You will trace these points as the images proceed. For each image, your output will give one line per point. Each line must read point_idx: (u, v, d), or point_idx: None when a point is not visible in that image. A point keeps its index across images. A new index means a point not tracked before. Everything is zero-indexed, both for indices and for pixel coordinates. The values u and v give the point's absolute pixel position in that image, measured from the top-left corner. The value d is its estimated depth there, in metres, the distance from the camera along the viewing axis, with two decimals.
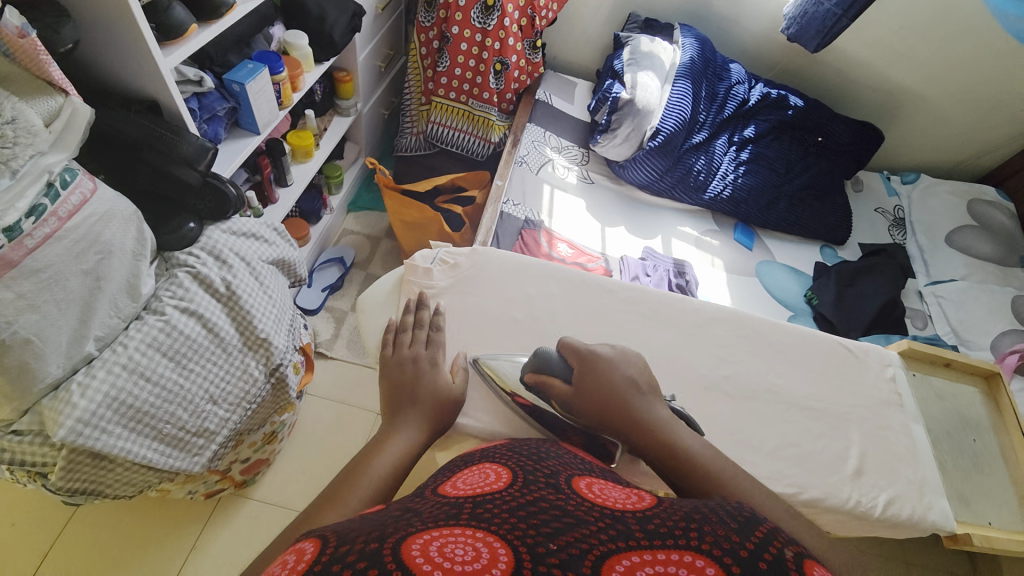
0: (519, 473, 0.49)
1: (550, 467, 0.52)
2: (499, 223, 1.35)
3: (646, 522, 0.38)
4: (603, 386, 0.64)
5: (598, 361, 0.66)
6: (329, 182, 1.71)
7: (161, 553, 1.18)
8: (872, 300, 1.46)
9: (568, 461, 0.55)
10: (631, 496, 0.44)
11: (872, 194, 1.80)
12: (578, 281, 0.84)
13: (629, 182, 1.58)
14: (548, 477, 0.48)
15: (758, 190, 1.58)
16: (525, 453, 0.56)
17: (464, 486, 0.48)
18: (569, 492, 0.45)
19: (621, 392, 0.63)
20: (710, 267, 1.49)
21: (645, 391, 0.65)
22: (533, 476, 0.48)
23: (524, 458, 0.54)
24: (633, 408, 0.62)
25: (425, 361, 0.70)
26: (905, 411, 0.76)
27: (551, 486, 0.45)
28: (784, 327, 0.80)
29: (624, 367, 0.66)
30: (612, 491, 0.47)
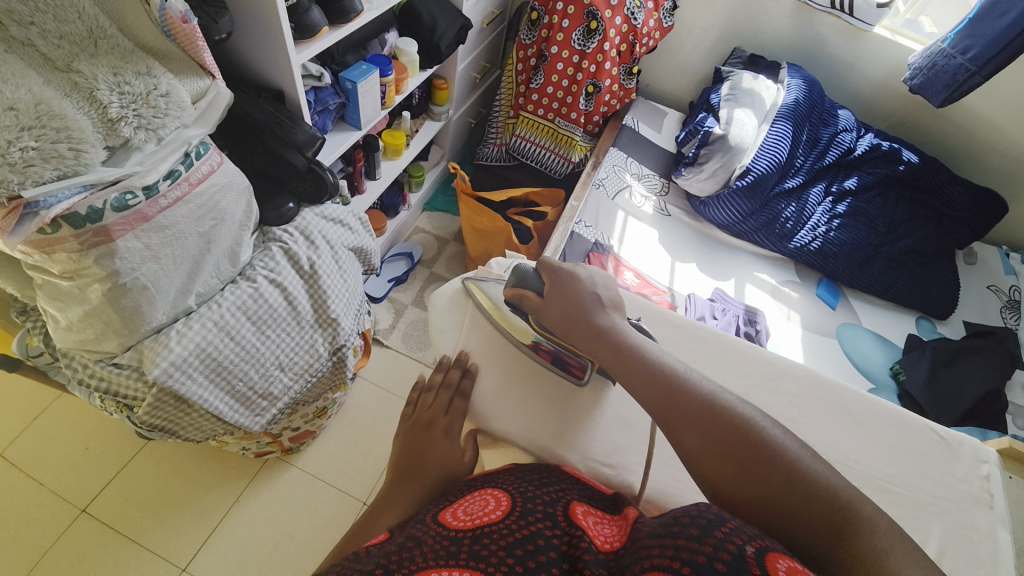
0: (519, 500, 0.58)
1: (549, 493, 0.61)
2: (568, 242, 1.35)
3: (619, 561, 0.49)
4: (570, 297, 0.76)
5: (566, 276, 0.79)
6: (412, 180, 1.80)
7: (208, 500, 1.28)
8: (970, 388, 1.30)
9: (569, 486, 0.64)
10: (613, 536, 0.55)
11: (986, 269, 1.61)
12: (647, 312, 0.81)
13: (707, 219, 1.53)
14: (546, 505, 0.57)
15: (851, 246, 1.47)
16: (529, 478, 0.65)
17: (466, 514, 0.57)
18: (561, 522, 0.54)
19: (584, 303, 0.75)
20: (785, 321, 1.39)
21: (605, 304, 0.76)
22: (530, 505, 0.57)
23: (526, 481, 0.63)
24: (593, 315, 0.74)
25: (440, 423, 0.75)
26: (996, 513, 0.67)
27: (546, 518, 0.54)
28: (869, 398, 0.73)
29: (592, 284, 0.77)
30: (604, 526, 0.57)
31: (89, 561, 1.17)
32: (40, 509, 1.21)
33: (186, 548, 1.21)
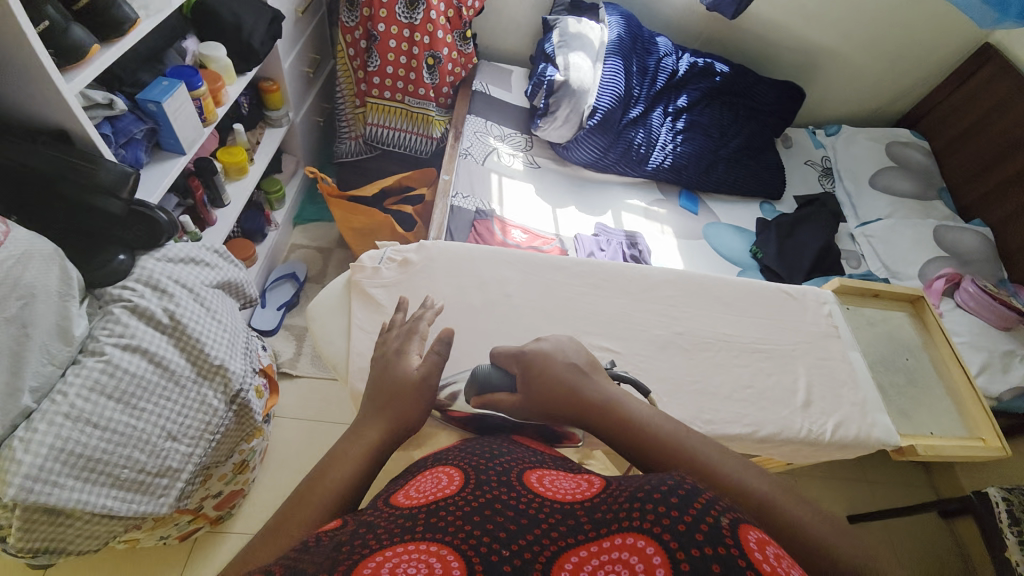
0: (473, 473, 0.50)
1: (505, 463, 0.52)
2: (451, 217, 1.34)
3: (591, 514, 0.42)
4: (549, 381, 0.59)
5: (534, 355, 0.62)
6: (269, 197, 1.65)
7: None
8: (810, 247, 1.56)
9: (520, 454, 0.56)
10: (580, 486, 0.48)
11: (801, 148, 1.91)
12: (529, 261, 0.78)
13: (574, 162, 1.60)
14: (501, 475, 0.49)
15: (697, 155, 1.65)
16: (477, 450, 0.56)
17: (420, 493, 0.48)
18: (518, 489, 0.47)
19: (566, 381, 0.58)
20: (661, 235, 1.54)
21: (588, 373, 0.60)
22: (485, 475, 0.49)
23: (475, 451, 0.55)
24: (582, 395, 0.57)
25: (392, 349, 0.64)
26: (843, 340, 0.77)
27: (504, 487, 0.47)
28: (727, 280, 0.80)
29: (564, 356, 0.61)
30: (564, 482, 0.50)
31: None
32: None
33: None
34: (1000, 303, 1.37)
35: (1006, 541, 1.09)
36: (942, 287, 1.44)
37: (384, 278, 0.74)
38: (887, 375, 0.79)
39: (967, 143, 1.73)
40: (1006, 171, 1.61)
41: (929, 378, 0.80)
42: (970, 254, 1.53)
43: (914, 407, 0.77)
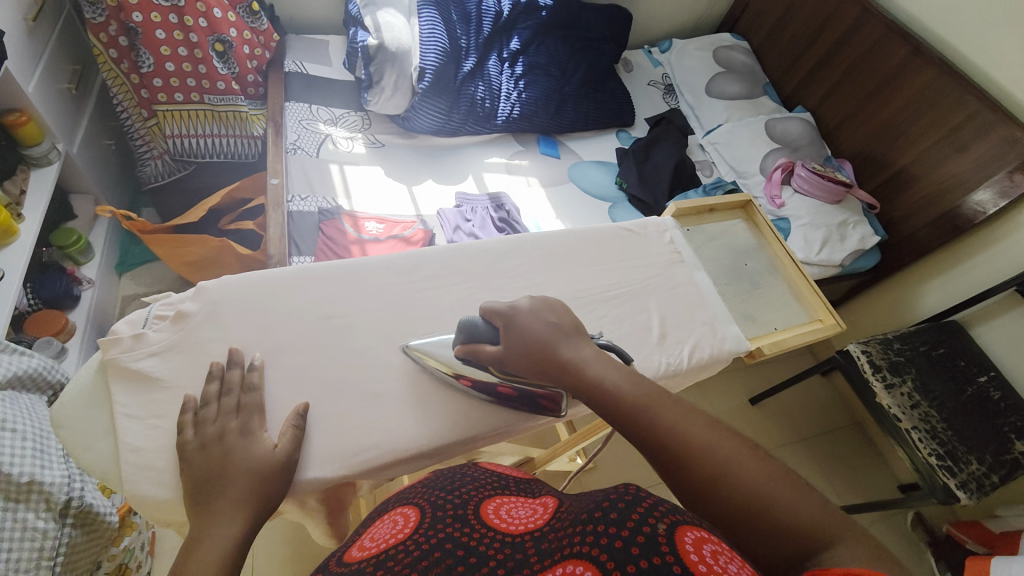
0: (427, 514, 0.55)
1: (463, 494, 0.59)
2: (291, 225, 1.18)
3: (536, 547, 0.47)
4: (525, 337, 0.56)
5: (523, 316, 0.58)
6: (68, 251, 1.33)
7: None
8: (666, 166, 1.62)
9: (487, 482, 0.64)
10: (531, 515, 0.55)
11: (642, 71, 1.97)
12: (346, 272, 0.66)
13: (419, 132, 1.48)
14: (455, 508, 0.56)
15: (543, 98, 1.61)
16: (435, 487, 0.61)
17: (376, 541, 0.52)
18: (475, 524, 0.53)
19: (545, 339, 0.56)
20: (527, 188, 1.51)
21: (568, 331, 0.57)
22: (439, 513, 0.54)
23: (438, 486, 0.61)
24: (559, 359, 0.55)
25: (233, 427, 0.51)
26: (687, 264, 0.79)
27: (460, 524, 0.53)
28: (568, 232, 0.77)
29: (543, 316, 0.58)
30: (519, 510, 0.57)
31: None
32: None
33: None
34: (827, 180, 1.51)
35: (875, 389, 1.27)
36: (780, 177, 1.57)
37: (153, 347, 0.55)
38: (732, 284, 0.81)
39: (779, 36, 1.86)
40: (814, 56, 1.75)
41: (767, 278, 0.84)
42: (797, 141, 1.68)
43: (758, 308, 0.80)
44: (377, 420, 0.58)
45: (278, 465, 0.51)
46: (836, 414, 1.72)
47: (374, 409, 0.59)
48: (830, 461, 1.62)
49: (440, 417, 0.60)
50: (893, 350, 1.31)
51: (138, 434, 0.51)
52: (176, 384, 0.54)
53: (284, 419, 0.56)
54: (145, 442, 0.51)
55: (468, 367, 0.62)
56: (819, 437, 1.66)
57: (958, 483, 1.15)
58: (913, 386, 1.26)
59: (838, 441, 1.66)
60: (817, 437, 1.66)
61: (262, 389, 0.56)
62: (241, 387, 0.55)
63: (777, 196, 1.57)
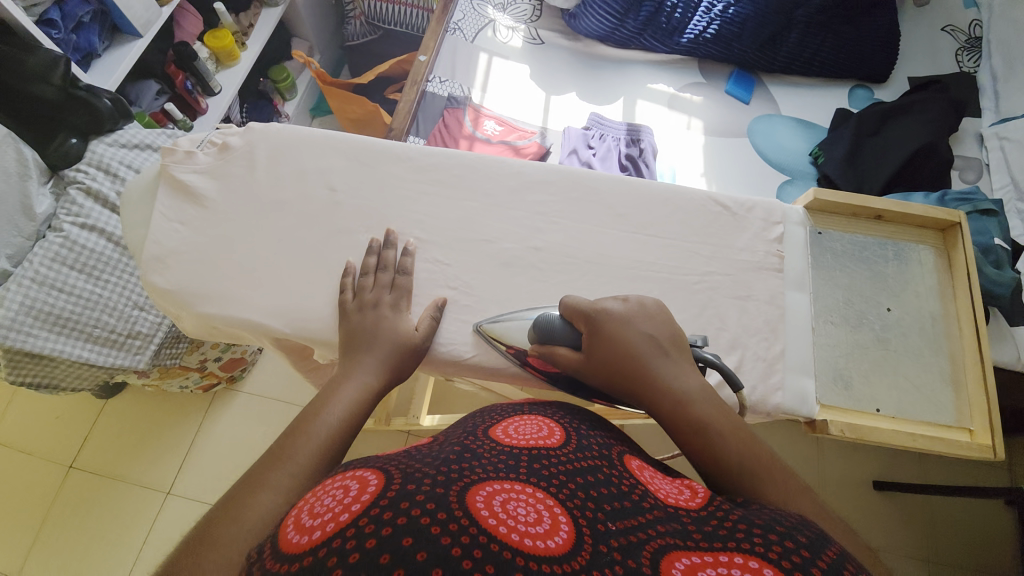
0: (572, 436, 0.44)
1: (606, 438, 0.46)
2: (419, 104, 1.20)
3: (698, 522, 0.34)
4: (616, 353, 0.45)
5: (613, 325, 0.46)
6: (278, 86, 1.61)
7: (161, 458, 1.32)
8: (901, 148, 1.14)
9: (616, 436, 0.49)
10: (683, 491, 0.39)
11: (940, 6, 1.36)
12: (366, 149, 0.61)
13: (584, 35, 1.31)
14: (602, 447, 0.44)
15: (756, 19, 1.24)
16: (570, 414, 0.49)
17: (520, 434, 0.42)
18: (625, 471, 0.41)
19: (636, 362, 0.44)
20: (685, 131, 1.24)
21: (667, 352, 0.45)
22: (586, 443, 0.43)
23: (574, 417, 0.48)
24: (647, 375, 0.44)
25: (385, 301, 0.53)
26: (784, 277, 0.57)
27: (604, 459, 0.41)
28: (634, 185, 0.60)
29: (638, 329, 0.46)
30: (662, 482, 0.41)
31: (81, 508, 1.26)
32: (19, 474, 1.29)
33: (163, 477, 1.30)
34: None
35: None
36: None
37: (197, 166, 0.59)
38: (842, 329, 0.56)
39: None
40: None
41: (908, 340, 0.56)
42: None
43: (868, 375, 0.55)
44: (326, 304, 0.55)
45: (415, 346, 0.52)
46: (998, 552, 1.21)
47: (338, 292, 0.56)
48: None
49: None
50: None
51: (164, 231, 0.57)
52: (202, 202, 0.58)
53: (424, 307, 0.56)
54: (167, 240, 0.57)
55: (438, 289, 0.57)
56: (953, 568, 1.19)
57: None
58: None
59: None
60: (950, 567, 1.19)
61: (412, 275, 0.56)
62: (396, 268, 0.56)
63: None
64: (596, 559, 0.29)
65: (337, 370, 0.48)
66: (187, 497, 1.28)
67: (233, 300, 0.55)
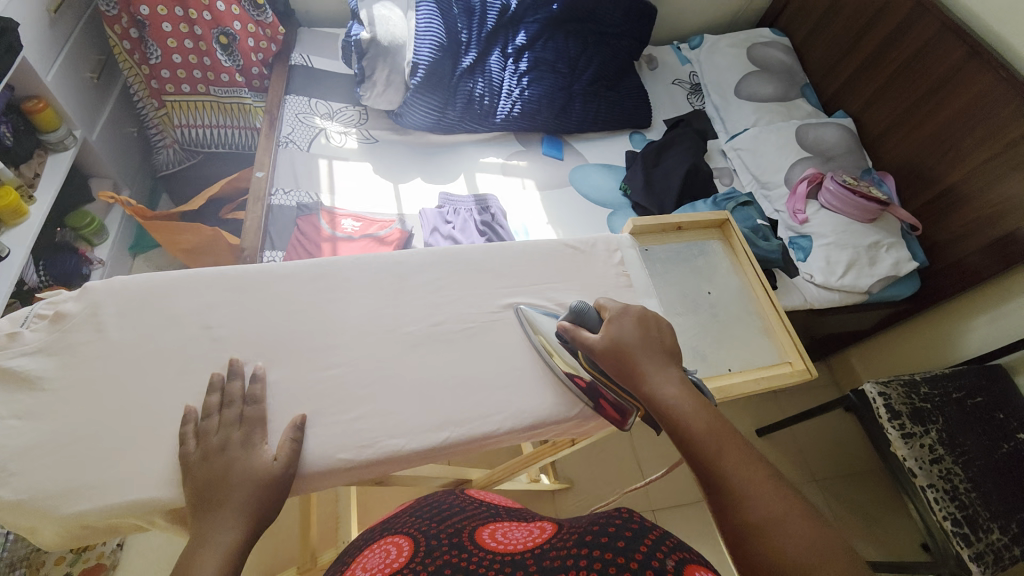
0: (422, 540, 0.60)
1: (453, 526, 0.63)
2: (268, 219, 1.19)
3: (538, 552, 0.52)
4: (618, 342, 0.56)
5: (619, 324, 0.58)
6: (82, 232, 1.42)
7: None
8: (677, 172, 1.48)
9: (472, 513, 0.68)
10: (530, 533, 0.60)
11: (667, 68, 1.85)
12: (240, 278, 0.60)
13: (414, 128, 1.44)
14: (448, 537, 0.59)
15: (548, 96, 1.53)
16: (427, 517, 0.67)
17: (370, 567, 0.56)
18: (470, 549, 0.56)
19: (634, 349, 0.56)
20: (522, 191, 1.44)
21: (658, 350, 0.57)
22: (434, 542, 0.58)
23: (428, 517, 0.66)
24: (645, 360, 0.55)
25: (235, 437, 0.50)
26: (635, 290, 0.71)
27: (453, 548, 0.56)
28: (499, 249, 0.71)
29: (638, 330, 0.58)
30: (515, 532, 0.61)
31: None
32: None
33: None
34: (858, 196, 1.33)
35: (890, 435, 1.12)
36: (805, 191, 1.42)
37: (27, 346, 0.53)
38: (686, 316, 0.72)
39: (824, 32, 1.68)
40: (861, 55, 1.56)
41: (730, 309, 0.74)
42: (832, 150, 1.50)
43: (714, 346, 0.71)
44: None
45: (277, 478, 0.49)
46: (855, 453, 1.53)
47: None
48: (845, 507, 1.43)
49: (316, 443, 0.54)
50: (919, 394, 1.16)
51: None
52: (40, 385, 0.52)
53: (283, 430, 0.54)
54: (4, 439, 0.49)
55: (353, 390, 0.57)
56: (832, 478, 1.48)
57: (972, 554, 1.01)
58: (937, 438, 1.11)
59: (855, 484, 1.47)
60: (831, 479, 1.48)
61: (263, 403, 0.54)
62: (244, 399, 0.53)
63: (800, 211, 1.41)
64: None
65: (191, 535, 0.45)
66: None
67: (109, 480, 0.50)
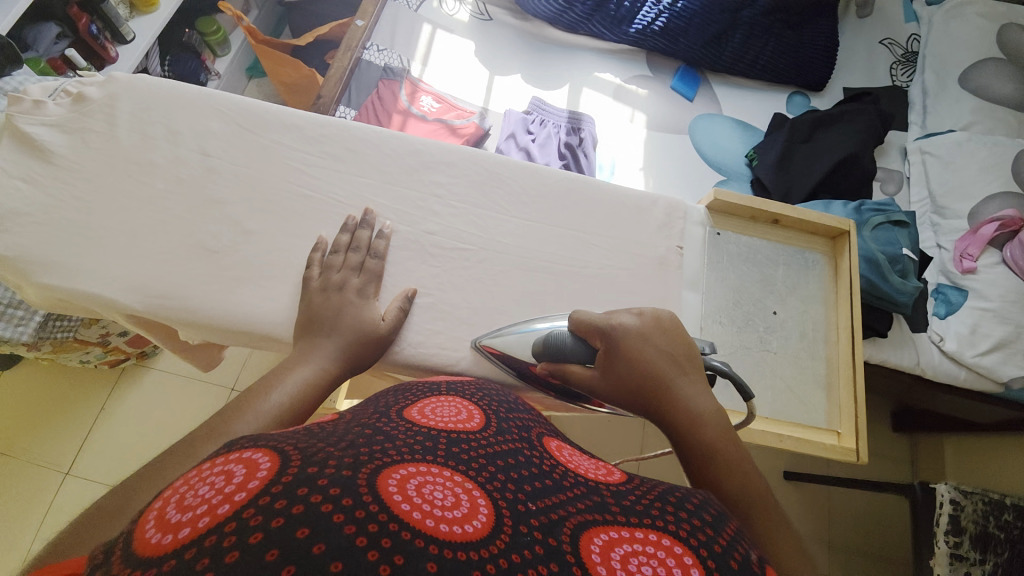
0: (494, 417, 0.43)
1: (522, 418, 0.45)
2: (353, 74, 1.13)
3: (618, 498, 0.35)
4: (630, 367, 0.47)
5: (629, 340, 0.47)
6: (207, 39, 1.48)
7: (78, 413, 1.23)
8: (829, 156, 1.16)
9: (541, 419, 0.47)
10: (600, 469, 0.40)
11: (883, 19, 1.39)
12: (261, 119, 0.57)
13: (533, 15, 1.27)
14: (522, 428, 0.43)
15: (703, 16, 1.25)
16: (493, 396, 0.47)
17: (436, 415, 0.40)
18: (540, 449, 0.40)
19: (652, 374, 0.46)
20: (627, 124, 1.23)
21: (678, 365, 0.47)
22: (506, 425, 0.42)
23: (499, 395, 0.47)
24: (662, 393, 0.46)
25: (353, 286, 0.51)
26: (682, 275, 0.60)
27: (523, 440, 0.40)
28: (537, 174, 0.61)
29: (652, 344, 0.47)
30: (581, 458, 0.42)
31: None
32: None
33: (63, 456, 1.19)
34: None
35: (936, 548, 0.93)
36: (991, 233, 1.06)
37: (46, 117, 0.54)
38: (729, 330, 0.60)
39: None
40: None
41: (788, 342, 0.61)
42: None
43: (747, 375, 0.59)
44: (193, 279, 0.52)
45: (381, 338, 0.50)
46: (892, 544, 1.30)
47: (206, 265, 0.53)
48: None
49: (269, 306, 0.52)
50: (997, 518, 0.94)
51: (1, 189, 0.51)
52: (48, 158, 0.53)
53: (395, 295, 0.54)
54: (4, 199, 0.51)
55: None
56: (850, 557, 1.28)
57: None
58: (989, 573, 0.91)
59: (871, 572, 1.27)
60: (845, 554, 1.28)
61: (385, 260, 0.55)
62: (368, 249, 0.54)
63: (969, 256, 1.07)
64: (516, 539, 0.28)
65: (295, 349, 0.48)
66: (93, 476, 1.18)
67: (79, 269, 0.51)
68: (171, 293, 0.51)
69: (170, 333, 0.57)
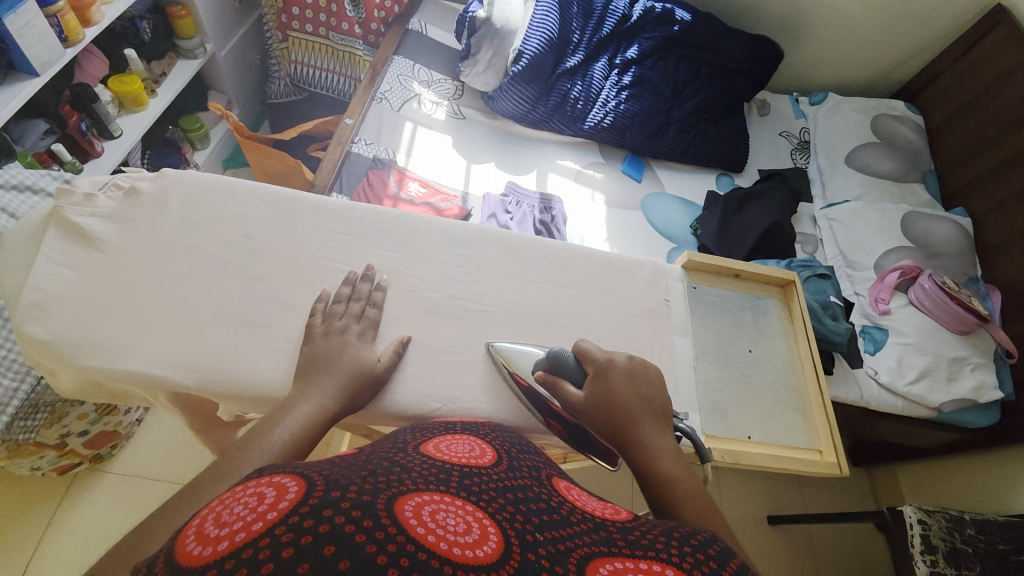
0: (505, 456, 0.47)
1: (534, 460, 0.50)
2: (344, 165, 1.24)
3: (623, 533, 0.38)
4: (613, 395, 0.54)
5: (616, 374, 0.56)
6: (189, 135, 1.55)
7: (16, 531, 1.09)
8: (758, 224, 1.38)
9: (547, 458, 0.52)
10: (607, 508, 0.45)
11: (779, 118, 1.73)
12: (298, 205, 0.64)
13: (501, 114, 1.46)
14: (532, 468, 0.47)
15: (642, 115, 1.49)
16: (507, 438, 0.52)
17: (451, 452, 0.43)
18: (546, 486, 0.44)
19: (631, 409, 0.53)
20: (589, 202, 1.41)
21: (653, 409, 0.54)
22: (515, 462, 0.45)
23: (515, 438, 0.52)
24: (637, 426, 0.52)
25: (353, 329, 0.57)
26: (672, 323, 0.70)
27: (532, 478, 0.44)
28: (542, 245, 0.71)
29: (632, 383, 0.55)
30: (591, 499, 0.47)
31: None
32: None
33: None
34: (956, 303, 1.19)
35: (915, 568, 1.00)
36: (895, 281, 1.28)
37: (97, 209, 0.58)
38: (716, 369, 0.70)
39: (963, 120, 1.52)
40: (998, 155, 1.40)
41: (765, 377, 0.71)
42: (940, 246, 1.35)
43: (737, 407, 0.68)
44: (238, 351, 0.55)
45: (377, 376, 0.55)
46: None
47: (250, 338, 0.56)
48: None
49: None
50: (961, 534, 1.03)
51: (47, 276, 0.54)
52: (97, 247, 0.56)
53: (389, 341, 0.59)
54: (49, 285, 0.54)
55: None
56: None
57: None
58: None
59: None
60: None
61: (382, 309, 0.60)
62: (367, 299, 0.60)
63: (883, 300, 1.27)
64: (524, 565, 0.30)
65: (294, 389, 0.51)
66: None
67: (124, 348, 0.53)
68: (216, 366, 0.54)
69: (200, 407, 0.58)
